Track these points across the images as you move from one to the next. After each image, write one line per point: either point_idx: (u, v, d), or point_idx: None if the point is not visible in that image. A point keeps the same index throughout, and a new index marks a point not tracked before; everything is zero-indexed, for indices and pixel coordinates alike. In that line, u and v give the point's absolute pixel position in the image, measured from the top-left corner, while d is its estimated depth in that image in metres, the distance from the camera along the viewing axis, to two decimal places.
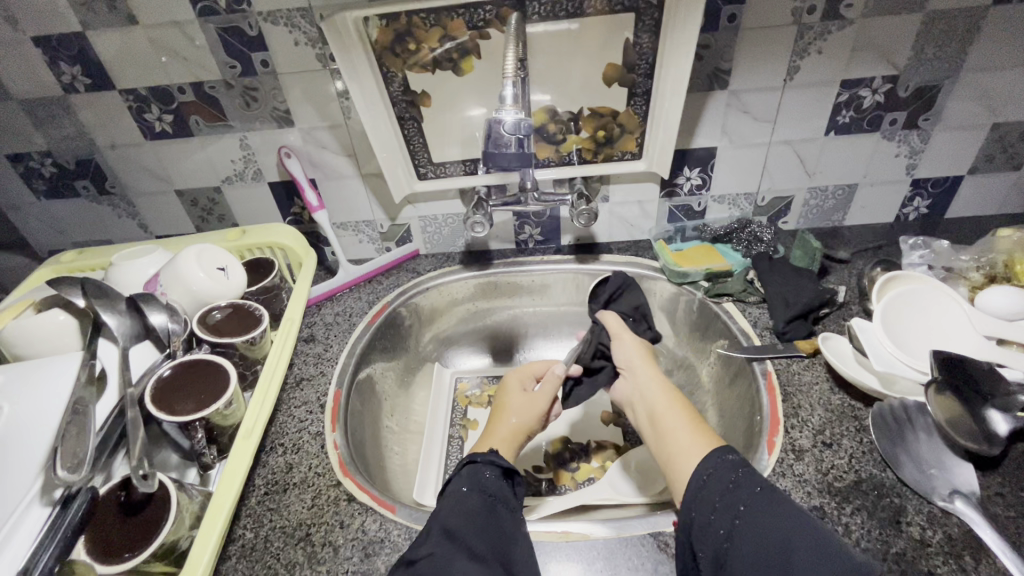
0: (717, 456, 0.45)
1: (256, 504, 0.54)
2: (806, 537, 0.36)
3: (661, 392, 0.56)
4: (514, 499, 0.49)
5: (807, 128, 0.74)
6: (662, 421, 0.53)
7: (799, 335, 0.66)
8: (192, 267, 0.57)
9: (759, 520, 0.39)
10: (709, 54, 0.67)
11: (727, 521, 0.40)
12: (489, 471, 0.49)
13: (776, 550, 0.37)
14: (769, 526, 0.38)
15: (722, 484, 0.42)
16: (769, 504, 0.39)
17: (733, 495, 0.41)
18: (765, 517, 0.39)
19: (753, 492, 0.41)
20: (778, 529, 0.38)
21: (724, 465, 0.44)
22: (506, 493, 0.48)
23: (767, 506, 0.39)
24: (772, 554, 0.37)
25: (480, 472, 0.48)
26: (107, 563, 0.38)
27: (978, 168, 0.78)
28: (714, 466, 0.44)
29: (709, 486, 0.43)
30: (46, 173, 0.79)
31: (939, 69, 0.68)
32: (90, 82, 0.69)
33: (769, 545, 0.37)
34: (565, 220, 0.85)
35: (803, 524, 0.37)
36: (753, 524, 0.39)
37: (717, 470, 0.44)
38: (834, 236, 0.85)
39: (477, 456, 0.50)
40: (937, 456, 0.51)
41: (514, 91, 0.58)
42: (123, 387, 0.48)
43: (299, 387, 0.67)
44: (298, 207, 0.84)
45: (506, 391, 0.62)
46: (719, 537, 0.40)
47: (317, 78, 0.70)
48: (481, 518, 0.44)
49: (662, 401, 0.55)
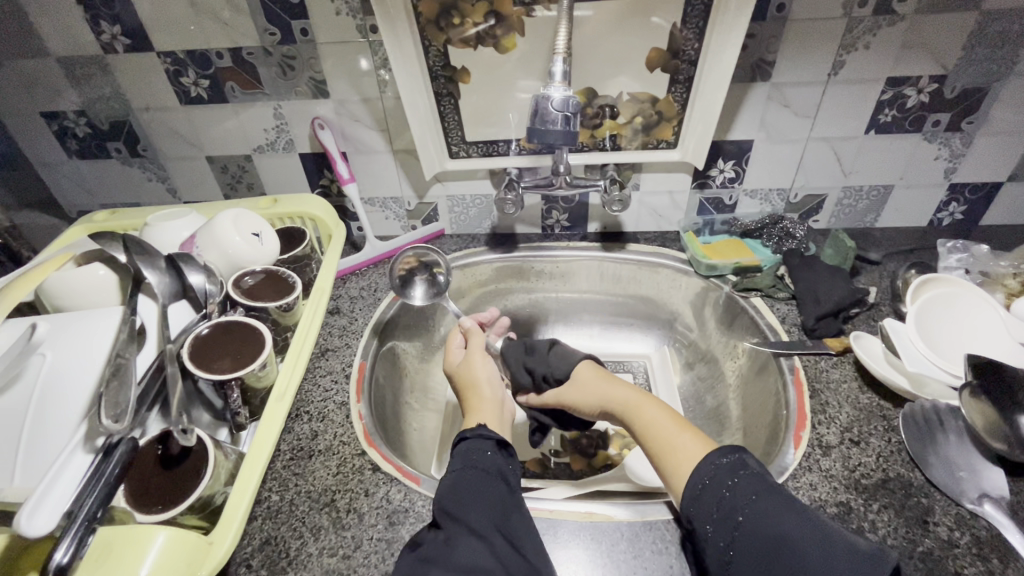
0: (713, 459, 0.45)
1: (282, 468, 0.55)
2: (807, 539, 0.37)
3: (648, 402, 0.55)
4: (512, 474, 0.49)
5: (846, 126, 0.73)
6: (653, 433, 0.51)
7: (829, 333, 0.66)
8: (229, 230, 0.57)
9: (759, 525, 0.39)
10: (755, 44, 0.66)
11: (727, 533, 0.40)
12: (487, 447, 0.50)
13: (778, 555, 0.37)
14: (769, 531, 0.38)
15: (716, 494, 0.42)
16: (769, 507, 0.39)
17: (727, 505, 0.41)
18: (763, 523, 0.39)
19: (750, 497, 0.41)
20: (783, 525, 0.38)
21: (721, 469, 0.43)
22: (506, 469, 0.48)
23: (763, 510, 0.39)
24: (775, 562, 0.37)
25: (477, 450, 0.49)
26: (145, 514, 0.39)
27: (1019, 176, 0.77)
28: (711, 470, 0.44)
29: (705, 495, 0.43)
30: (80, 133, 0.79)
31: (988, 71, 0.67)
32: (129, 42, 0.69)
33: (769, 550, 0.38)
34: (593, 207, 0.84)
35: (804, 528, 0.38)
36: (753, 531, 0.39)
37: (711, 479, 0.43)
38: (865, 237, 0.84)
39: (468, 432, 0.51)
40: (967, 459, 0.51)
41: (563, 68, 0.58)
42: (162, 343, 0.48)
43: (324, 357, 0.67)
44: (327, 179, 0.84)
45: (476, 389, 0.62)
46: (720, 546, 0.41)
47: (355, 50, 0.70)
48: (489, 494, 0.44)
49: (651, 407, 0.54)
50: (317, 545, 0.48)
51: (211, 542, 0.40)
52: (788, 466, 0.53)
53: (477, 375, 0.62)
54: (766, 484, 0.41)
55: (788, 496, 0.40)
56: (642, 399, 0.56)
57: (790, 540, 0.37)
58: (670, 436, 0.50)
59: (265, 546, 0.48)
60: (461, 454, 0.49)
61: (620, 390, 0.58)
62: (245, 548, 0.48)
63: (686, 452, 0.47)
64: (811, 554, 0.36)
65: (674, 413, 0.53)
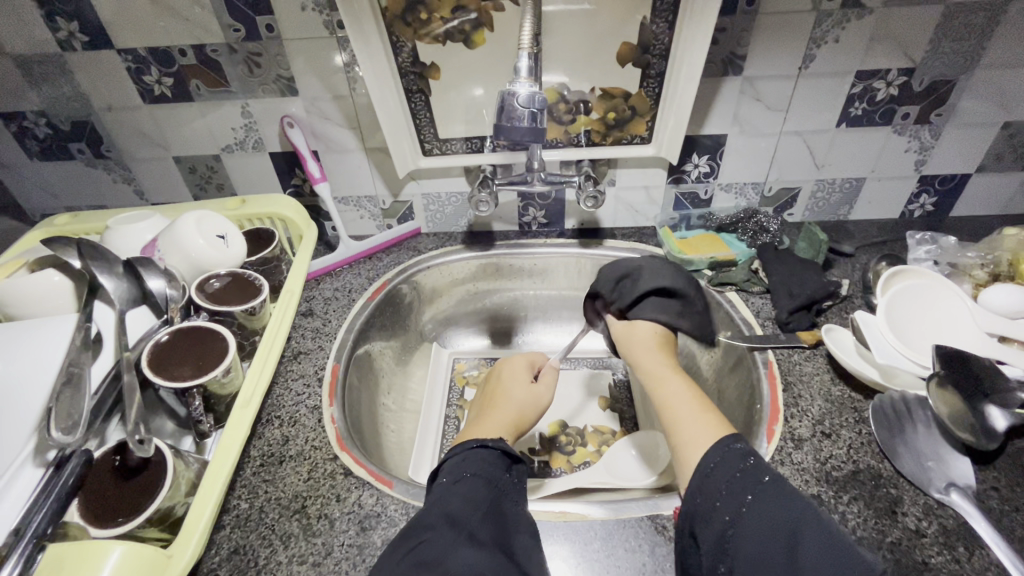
0: (727, 443, 0.43)
1: (251, 475, 0.53)
2: (816, 526, 0.37)
3: (671, 380, 0.52)
4: (512, 484, 0.47)
5: (819, 120, 0.73)
6: (671, 413, 0.49)
7: (802, 326, 0.66)
8: (191, 234, 0.56)
9: (771, 510, 0.39)
10: (726, 38, 0.66)
11: (734, 507, 0.40)
12: (489, 453, 0.47)
13: (786, 537, 0.37)
14: (785, 517, 0.38)
15: (731, 472, 0.41)
16: (780, 491, 0.39)
17: (740, 483, 0.40)
18: (777, 507, 0.39)
19: (764, 481, 0.40)
20: (793, 512, 0.38)
21: (733, 454, 0.42)
22: (506, 480, 0.46)
23: (780, 496, 0.39)
24: (787, 546, 0.37)
25: (477, 458, 0.47)
26: (101, 529, 0.37)
27: (986, 167, 0.78)
28: (724, 452, 0.42)
29: (715, 475, 0.41)
30: (40, 134, 0.77)
31: (955, 64, 0.68)
32: (87, 39, 0.67)
33: (782, 533, 0.37)
34: (570, 203, 0.84)
35: (820, 517, 0.38)
36: (765, 513, 0.39)
37: (724, 459, 0.42)
38: (838, 229, 0.84)
39: (491, 440, 0.49)
40: (935, 449, 0.51)
41: (529, 63, 0.58)
42: (119, 352, 0.47)
43: (296, 360, 0.66)
44: (299, 179, 0.82)
45: (505, 385, 0.62)
46: (722, 522, 0.39)
47: (322, 46, 0.68)
48: (482, 501, 0.43)
49: (674, 383, 0.52)
50: (287, 553, 0.47)
51: (170, 555, 0.39)
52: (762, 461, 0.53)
53: (514, 391, 0.60)
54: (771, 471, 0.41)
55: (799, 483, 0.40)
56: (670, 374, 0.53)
57: (803, 525, 0.37)
58: (688, 421, 0.47)
59: (233, 555, 0.47)
60: (460, 459, 0.47)
61: (654, 362, 0.55)
62: (212, 559, 0.47)
63: (699, 434, 0.46)
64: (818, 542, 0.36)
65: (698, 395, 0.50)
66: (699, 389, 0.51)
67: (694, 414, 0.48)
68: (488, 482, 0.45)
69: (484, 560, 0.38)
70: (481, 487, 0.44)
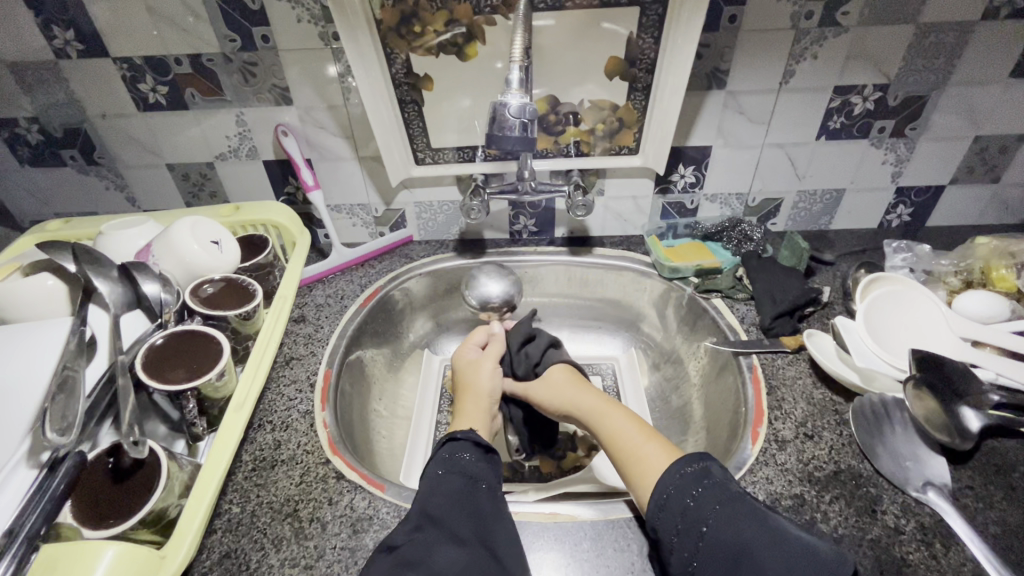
0: (679, 468, 0.46)
1: (243, 479, 0.54)
2: (771, 550, 0.38)
3: (613, 412, 0.58)
4: (492, 475, 0.49)
5: (799, 132, 0.76)
6: (620, 442, 0.54)
7: (785, 331, 0.68)
8: (186, 239, 0.56)
9: (721, 535, 0.40)
10: (709, 53, 0.68)
11: (691, 543, 0.41)
12: (467, 454, 0.49)
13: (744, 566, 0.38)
14: (735, 544, 0.39)
15: (680, 503, 0.43)
16: (733, 518, 0.41)
17: (693, 515, 0.42)
18: (728, 533, 0.40)
19: (715, 509, 0.42)
20: (747, 538, 0.39)
21: (686, 479, 0.44)
22: (483, 472, 0.48)
23: (726, 522, 0.41)
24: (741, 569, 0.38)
25: (456, 456, 0.49)
26: (94, 530, 0.38)
27: (960, 179, 0.81)
28: (676, 480, 0.45)
29: (671, 505, 0.44)
30: (32, 140, 0.77)
31: (927, 81, 0.71)
32: (83, 47, 0.68)
33: (733, 560, 0.39)
34: (560, 212, 0.86)
35: (767, 537, 0.39)
36: (718, 540, 0.40)
37: (677, 488, 0.44)
38: (819, 238, 0.87)
39: (460, 433, 0.51)
40: (912, 449, 0.53)
41: (520, 76, 0.59)
42: (114, 354, 0.47)
43: (289, 366, 0.67)
44: (292, 187, 0.83)
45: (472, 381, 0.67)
46: (684, 554, 0.41)
47: (317, 57, 0.70)
48: (470, 504, 0.45)
49: (616, 416, 0.57)
50: (278, 556, 0.47)
51: (164, 555, 0.39)
52: (746, 462, 0.54)
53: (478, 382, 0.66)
54: (726, 493, 0.43)
55: (753, 506, 0.42)
56: (610, 408, 0.59)
57: (753, 550, 0.39)
58: (637, 446, 0.52)
59: (225, 559, 0.47)
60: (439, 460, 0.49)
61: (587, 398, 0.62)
62: (203, 562, 0.47)
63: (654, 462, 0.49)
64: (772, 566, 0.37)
65: (640, 421, 0.56)
66: (639, 419, 0.56)
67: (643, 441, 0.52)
68: (467, 478, 0.47)
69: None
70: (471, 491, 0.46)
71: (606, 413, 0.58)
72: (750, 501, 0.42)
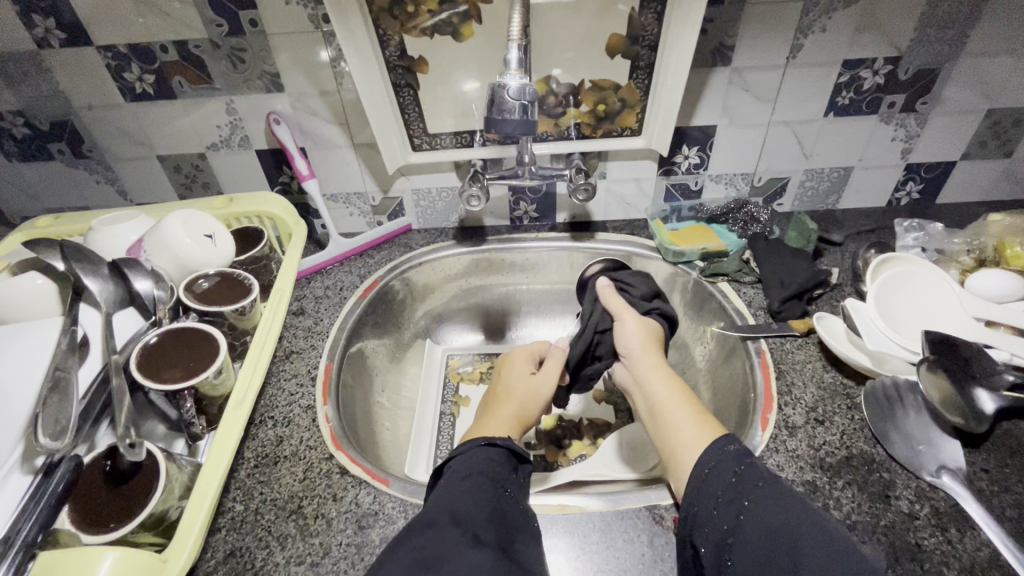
0: (720, 446, 0.45)
1: (246, 476, 0.53)
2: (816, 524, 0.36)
3: (664, 378, 0.55)
4: (513, 477, 0.48)
5: (807, 110, 0.74)
6: (665, 413, 0.52)
7: (794, 314, 0.67)
8: (177, 232, 0.55)
9: (765, 511, 0.39)
10: (714, 28, 0.66)
11: (731, 516, 0.40)
12: (489, 450, 0.49)
13: (785, 539, 0.37)
14: (776, 517, 0.38)
15: (724, 479, 0.42)
16: (775, 494, 0.40)
17: (736, 492, 0.41)
18: (768, 512, 0.39)
19: (757, 485, 0.41)
20: (789, 513, 0.38)
21: (727, 457, 0.44)
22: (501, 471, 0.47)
23: (770, 497, 0.40)
24: (777, 551, 0.36)
25: (479, 455, 0.48)
26: (92, 535, 0.37)
27: (971, 154, 0.79)
28: (717, 456, 0.44)
29: (710, 482, 0.43)
30: (18, 134, 0.75)
31: (940, 52, 0.68)
32: (64, 36, 0.65)
33: (776, 531, 0.37)
34: (561, 197, 0.84)
35: (814, 514, 0.37)
36: (759, 516, 0.39)
37: (718, 463, 0.44)
38: (826, 218, 0.85)
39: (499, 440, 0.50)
40: (926, 433, 0.52)
41: (519, 55, 0.57)
42: (106, 355, 0.46)
43: (289, 360, 0.65)
44: (286, 176, 0.81)
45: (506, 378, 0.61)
46: (721, 530, 0.40)
47: (308, 41, 0.67)
48: (482, 500, 0.43)
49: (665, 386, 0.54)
50: (284, 554, 0.47)
51: (165, 560, 0.39)
52: (757, 449, 0.53)
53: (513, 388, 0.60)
54: (769, 474, 0.42)
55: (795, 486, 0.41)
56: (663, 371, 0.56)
57: (796, 522, 0.37)
58: (679, 418, 0.50)
59: (229, 558, 0.46)
60: (461, 459, 0.48)
61: (650, 360, 0.58)
62: (208, 562, 0.46)
63: (698, 432, 0.48)
64: (817, 538, 0.36)
65: (690, 394, 0.53)
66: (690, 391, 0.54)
67: (693, 411, 0.50)
68: (492, 482, 0.46)
69: (493, 562, 0.38)
70: (483, 486, 0.45)
71: (659, 379, 0.55)
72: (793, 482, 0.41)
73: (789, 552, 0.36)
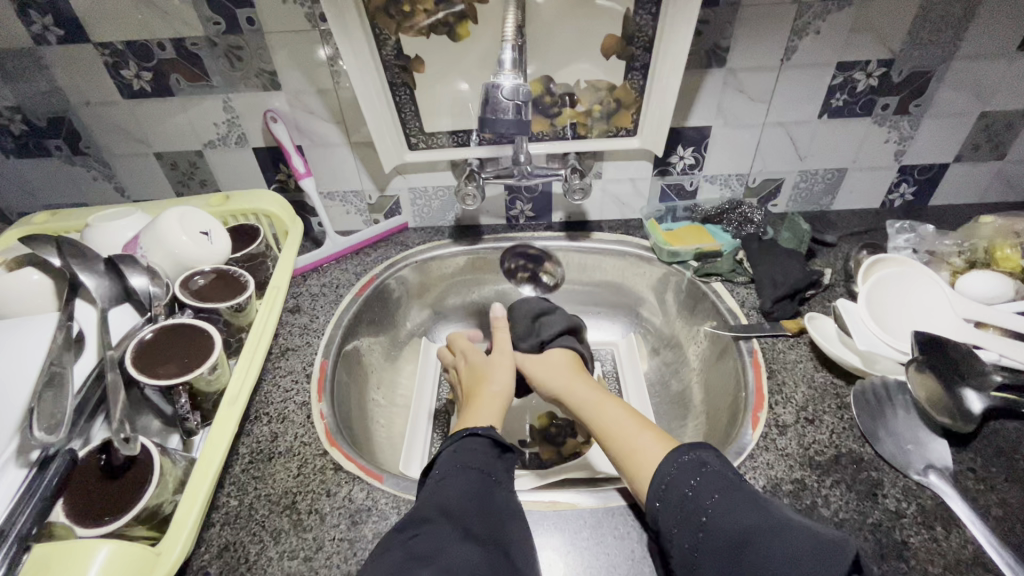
0: (676, 459, 0.45)
1: (241, 472, 0.53)
2: (771, 537, 0.37)
3: (605, 402, 0.58)
4: (501, 468, 0.48)
5: (801, 111, 0.74)
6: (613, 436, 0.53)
7: (786, 315, 0.67)
8: (174, 229, 0.55)
9: (723, 524, 0.39)
10: (709, 29, 0.66)
11: (692, 533, 0.41)
12: (478, 443, 0.49)
13: (745, 555, 0.37)
14: (734, 530, 0.39)
15: (680, 493, 0.43)
16: (730, 506, 0.40)
17: (693, 505, 0.42)
18: (727, 521, 0.39)
19: (713, 497, 0.41)
20: (745, 526, 0.38)
21: (685, 468, 0.44)
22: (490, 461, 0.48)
23: (727, 509, 0.40)
24: (739, 561, 0.37)
25: (467, 449, 0.48)
26: (87, 528, 0.38)
27: (964, 157, 0.80)
28: (675, 468, 0.45)
29: (670, 495, 0.43)
30: (16, 130, 0.75)
31: (933, 55, 0.69)
32: (62, 33, 0.66)
33: (733, 546, 0.38)
34: (557, 196, 0.84)
35: (769, 526, 0.38)
36: (718, 529, 0.39)
37: (676, 475, 0.44)
38: (821, 219, 0.86)
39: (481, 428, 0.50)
40: (913, 432, 0.53)
41: (514, 55, 0.57)
42: (102, 350, 0.46)
43: (284, 357, 0.66)
44: (283, 174, 0.82)
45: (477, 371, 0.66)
46: (684, 546, 0.41)
47: (305, 39, 0.67)
48: (474, 496, 0.44)
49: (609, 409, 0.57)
50: (277, 549, 0.47)
51: (159, 553, 0.39)
52: (746, 447, 0.54)
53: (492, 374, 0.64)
54: (725, 482, 0.42)
55: (751, 493, 0.41)
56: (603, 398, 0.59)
57: (754, 536, 0.38)
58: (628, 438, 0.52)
59: (223, 552, 0.47)
60: (450, 451, 0.48)
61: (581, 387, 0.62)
62: (201, 556, 0.47)
63: (650, 448, 0.49)
64: (773, 552, 0.36)
65: (635, 412, 0.56)
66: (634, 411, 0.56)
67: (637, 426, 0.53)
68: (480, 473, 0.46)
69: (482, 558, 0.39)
70: (472, 479, 0.45)
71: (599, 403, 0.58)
72: (748, 489, 0.42)
73: (750, 565, 0.37)
